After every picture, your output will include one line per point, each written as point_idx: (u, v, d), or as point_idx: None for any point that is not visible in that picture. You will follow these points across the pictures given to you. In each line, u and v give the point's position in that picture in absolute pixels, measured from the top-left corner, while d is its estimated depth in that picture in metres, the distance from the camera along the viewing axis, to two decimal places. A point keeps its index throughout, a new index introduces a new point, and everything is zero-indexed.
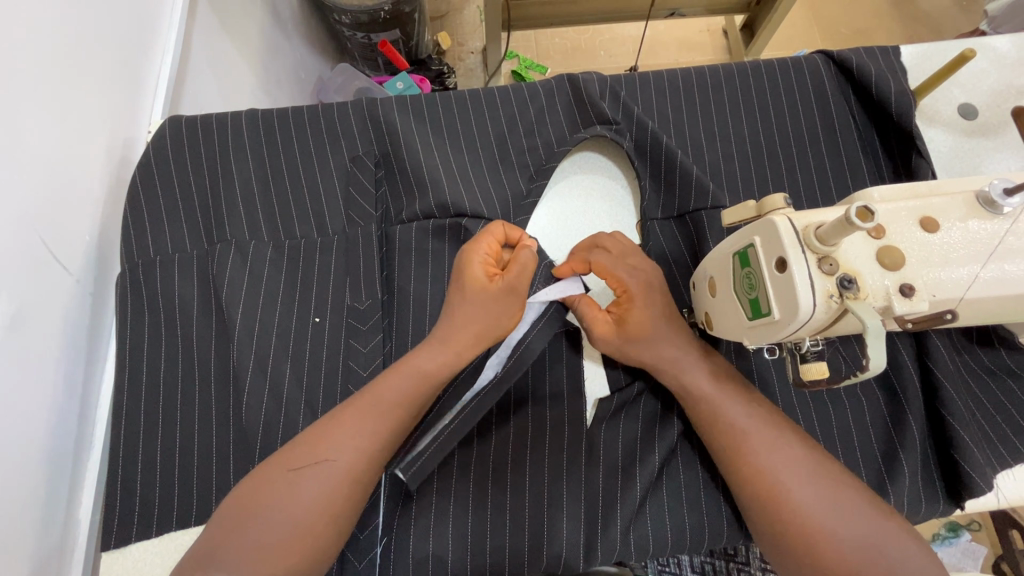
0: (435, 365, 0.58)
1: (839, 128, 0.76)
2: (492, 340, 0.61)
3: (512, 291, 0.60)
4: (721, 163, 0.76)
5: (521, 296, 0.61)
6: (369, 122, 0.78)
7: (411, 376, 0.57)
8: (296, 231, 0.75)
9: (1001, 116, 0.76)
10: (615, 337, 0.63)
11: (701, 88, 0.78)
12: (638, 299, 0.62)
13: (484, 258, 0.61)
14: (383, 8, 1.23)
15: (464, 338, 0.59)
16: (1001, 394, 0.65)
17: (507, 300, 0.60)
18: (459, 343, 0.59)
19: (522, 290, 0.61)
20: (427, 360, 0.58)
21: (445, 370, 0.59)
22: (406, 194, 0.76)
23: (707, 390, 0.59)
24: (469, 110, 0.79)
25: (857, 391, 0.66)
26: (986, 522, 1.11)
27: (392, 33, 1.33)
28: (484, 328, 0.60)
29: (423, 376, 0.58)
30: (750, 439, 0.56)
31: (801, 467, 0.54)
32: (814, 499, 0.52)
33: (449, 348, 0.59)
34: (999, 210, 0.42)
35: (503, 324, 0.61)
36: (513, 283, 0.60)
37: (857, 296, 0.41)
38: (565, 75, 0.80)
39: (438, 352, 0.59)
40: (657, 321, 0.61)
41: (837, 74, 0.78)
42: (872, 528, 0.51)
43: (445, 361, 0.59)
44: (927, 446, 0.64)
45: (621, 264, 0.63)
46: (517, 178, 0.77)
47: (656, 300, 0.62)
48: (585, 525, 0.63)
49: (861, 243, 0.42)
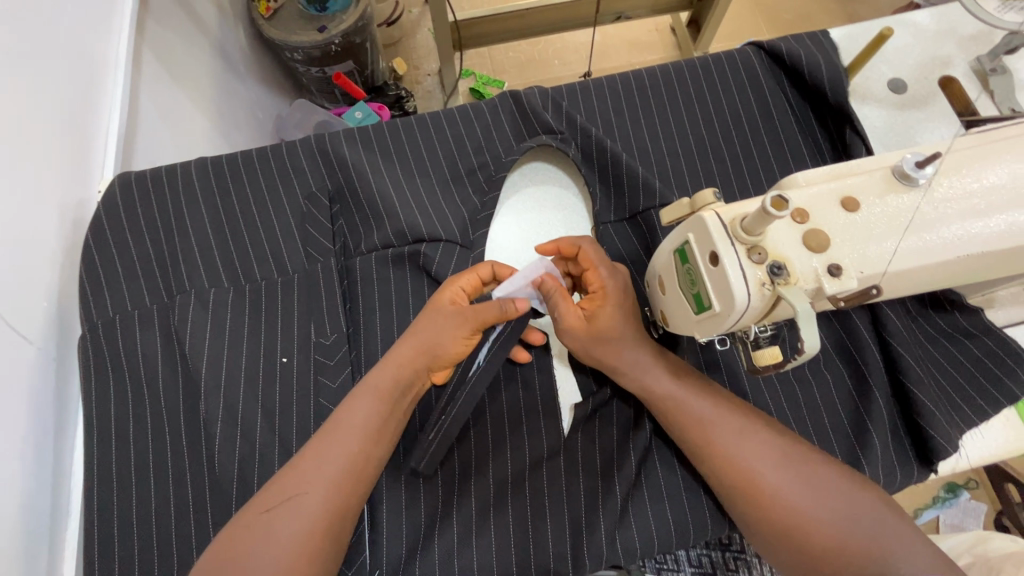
0: (385, 381, 0.58)
1: (776, 115, 0.79)
2: (428, 361, 0.60)
3: (464, 316, 0.60)
4: (667, 160, 0.77)
5: (466, 323, 0.60)
6: (320, 156, 0.79)
7: (367, 395, 0.58)
8: (258, 273, 0.75)
9: (928, 86, 0.79)
10: (585, 326, 0.62)
11: (641, 88, 0.80)
12: (614, 302, 0.62)
13: (463, 289, 0.63)
14: (334, 41, 1.26)
15: (403, 352, 0.59)
16: (958, 354, 0.67)
17: (461, 322, 0.60)
18: (399, 356, 0.59)
19: (473, 321, 0.60)
20: (379, 375, 0.58)
21: (392, 386, 0.58)
22: (363, 225, 0.76)
23: (689, 375, 0.62)
24: (417, 135, 0.80)
25: (821, 368, 0.67)
26: (981, 478, 1.16)
27: (344, 65, 1.36)
28: (428, 342, 0.59)
29: (376, 394, 0.57)
30: (723, 422, 0.58)
31: (771, 449, 0.56)
32: (790, 478, 0.54)
33: (390, 363, 0.59)
34: (916, 181, 0.44)
35: (443, 345, 0.60)
36: (464, 311, 0.60)
37: (787, 282, 0.42)
38: (507, 92, 0.81)
39: (384, 368, 0.59)
40: (621, 320, 0.62)
41: (768, 63, 0.81)
42: (845, 503, 0.53)
43: (389, 377, 0.58)
44: (893, 415, 0.65)
45: (606, 261, 0.64)
46: (471, 195, 0.77)
47: (629, 305, 0.63)
48: (570, 534, 0.63)
49: (787, 228, 0.43)
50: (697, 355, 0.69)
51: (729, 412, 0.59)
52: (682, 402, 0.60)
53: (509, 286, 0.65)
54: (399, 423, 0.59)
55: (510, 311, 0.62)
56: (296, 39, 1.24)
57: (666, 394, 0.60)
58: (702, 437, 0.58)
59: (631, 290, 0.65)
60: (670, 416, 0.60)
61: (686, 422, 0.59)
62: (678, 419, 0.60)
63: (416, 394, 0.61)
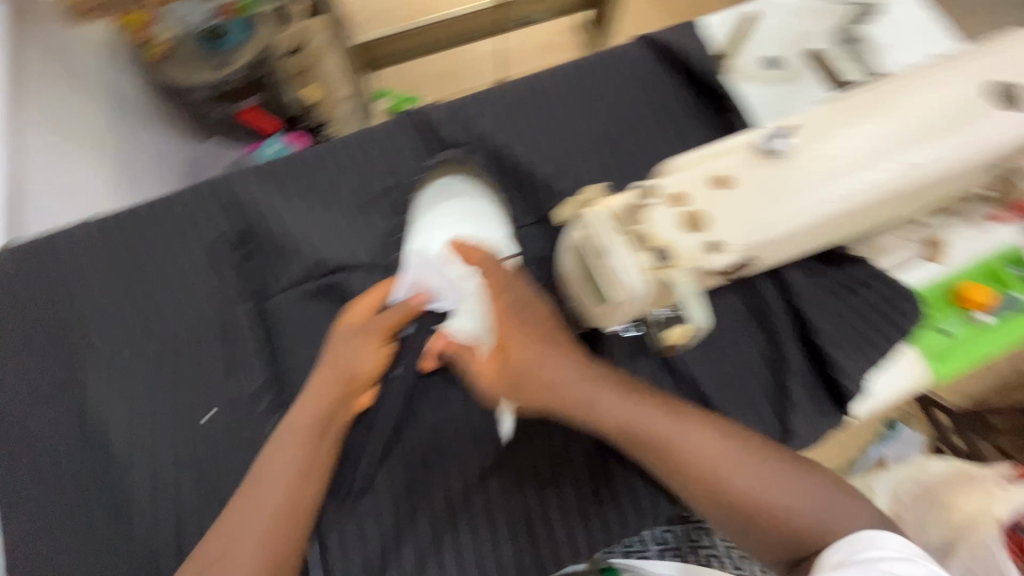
0: (303, 417, 0.58)
1: (668, 104, 0.83)
2: (346, 384, 0.60)
3: (366, 327, 0.62)
4: (574, 158, 0.79)
5: (370, 334, 0.62)
6: (222, 199, 0.76)
7: (290, 435, 0.57)
8: (168, 330, 0.71)
9: (802, 60, 0.85)
10: (497, 370, 0.61)
11: (540, 93, 0.82)
12: (524, 337, 0.61)
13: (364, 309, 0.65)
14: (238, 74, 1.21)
15: (319, 383, 0.60)
16: (860, 304, 0.72)
17: (365, 333, 0.62)
18: (316, 387, 0.60)
19: (376, 329, 0.62)
20: (299, 411, 0.58)
21: (312, 420, 0.58)
22: (276, 264, 0.73)
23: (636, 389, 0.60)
24: (322, 166, 0.79)
25: (739, 337, 0.71)
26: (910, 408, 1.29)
27: (255, 99, 1.31)
28: (340, 364, 0.60)
29: (296, 433, 0.57)
30: (680, 436, 0.57)
31: (729, 454, 0.56)
32: (753, 478, 0.55)
33: (307, 398, 0.59)
34: (777, 155, 0.47)
35: (354, 364, 0.61)
36: (367, 324, 0.62)
37: (674, 265, 0.43)
38: (409, 112, 0.82)
39: (301, 404, 0.59)
40: (536, 355, 0.61)
41: (656, 56, 0.85)
42: (804, 490, 0.55)
43: (309, 411, 0.58)
44: (811, 369, 0.70)
45: (502, 293, 0.63)
46: (385, 219, 0.76)
47: (543, 333, 0.61)
48: (525, 538, 0.65)
49: (667, 214, 0.45)
50: (627, 344, 0.70)
51: (682, 423, 0.58)
52: (637, 425, 0.58)
53: (402, 283, 0.67)
54: (331, 456, 0.59)
55: (411, 303, 0.64)
56: (195, 79, 1.20)
57: (618, 420, 0.58)
58: (665, 459, 0.56)
59: (542, 311, 0.63)
60: (629, 441, 0.58)
61: (646, 446, 0.57)
62: (638, 443, 0.58)
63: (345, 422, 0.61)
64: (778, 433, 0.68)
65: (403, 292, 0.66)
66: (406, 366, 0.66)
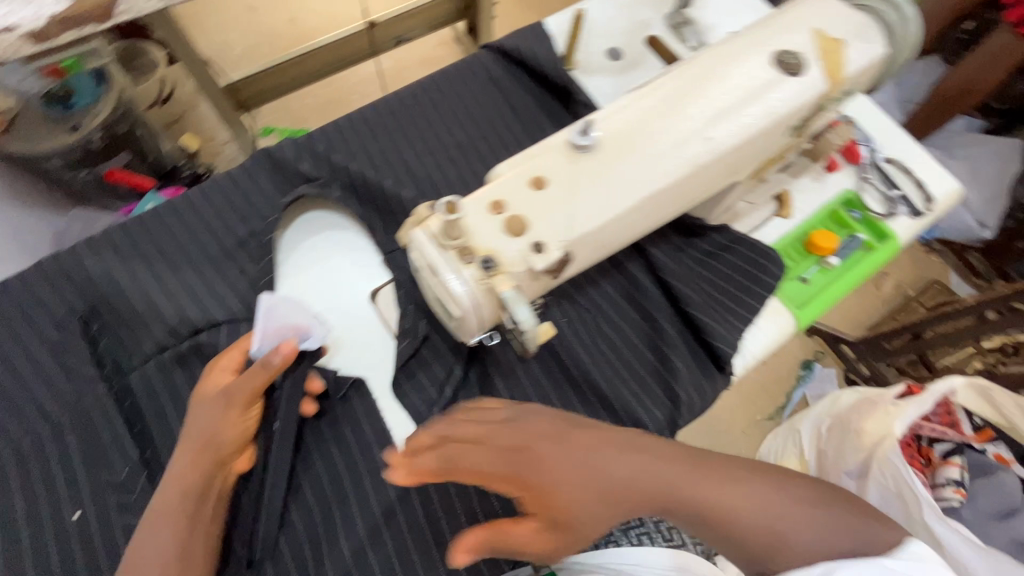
0: (171, 499, 0.53)
1: (521, 106, 0.85)
2: (216, 455, 0.55)
3: (228, 393, 0.58)
4: (437, 174, 0.80)
5: (234, 399, 0.58)
6: (59, 277, 0.70)
7: (158, 523, 0.52)
8: (14, 429, 0.64)
9: (639, 48, 0.90)
10: (554, 537, 0.48)
11: (393, 114, 0.82)
12: (546, 476, 0.48)
13: (226, 371, 0.61)
14: (93, 136, 1.15)
15: (184, 459, 0.55)
16: (723, 269, 0.77)
17: (230, 401, 0.57)
18: (182, 465, 0.55)
19: (243, 394, 0.58)
20: (167, 494, 0.53)
21: (182, 500, 0.53)
22: (131, 336, 0.68)
23: (618, 435, 0.50)
24: (171, 223, 0.74)
25: (618, 321, 0.74)
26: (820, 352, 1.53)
27: (119, 159, 1.25)
28: (206, 437, 0.56)
29: (167, 518, 0.52)
30: (748, 498, 0.49)
31: (790, 506, 0.49)
32: (830, 529, 0.49)
33: (172, 478, 0.54)
34: (587, 149, 0.49)
35: (222, 433, 0.56)
36: (230, 389, 0.58)
37: (499, 272, 0.44)
38: (259, 152, 0.79)
39: (168, 487, 0.54)
40: (576, 493, 0.47)
41: (502, 62, 0.87)
42: (857, 517, 0.50)
43: (177, 492, 0.53)
44: (688, 338, 0.73)
45: (476, 450, 0.50)
46: (247, 266, 0.73)
47: (572, 453, 0.48)
48: (444, 564, 0.63)
49: (488, 222, 0.46)
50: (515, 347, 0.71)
51: (727, 486, 0.49)
52: (714, 507, 0.48)
53: (259, 333, 0.65)
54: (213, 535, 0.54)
55: (275, 362, 0.59)
56: (42, 145, 1.11)
57: (704, 499, 0.48)
58: (740, 527, 0.48)
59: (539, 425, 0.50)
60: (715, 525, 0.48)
61: (734, 526, 0.48)
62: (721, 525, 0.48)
63: (221, 494, 0.56)
64: (671, 406, 0.70)
65: (261, 342, 0.64)
66: (286, 419, 0.63)
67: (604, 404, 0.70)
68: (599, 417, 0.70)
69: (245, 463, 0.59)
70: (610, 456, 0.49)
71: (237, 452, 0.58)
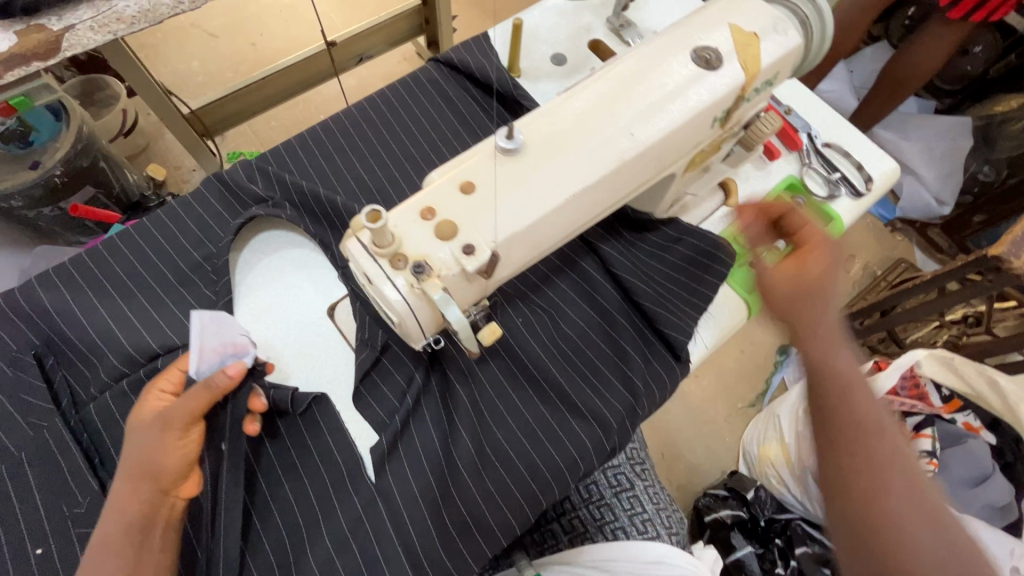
0: (113, 531, 0.54)
1: (469, 115, 0.87)
2: (155, 483, 0.56)
3: (162, 419, 0.58)
4: (389, 186, 0.81)
5: (168, 427, 0.58)
6: (10, 312, 0.69)
7: (101, 555, 0.54)
8: None
9: (582, 52, 0.93)
10: (810, 278, 0.58)
11: (343, 130, 0.83)
12: (812, 247, 0.60)
13: (160, 395, 0.61)
14: (54, 172, 1.14)
15: (122, 490, 0.56)
16: (674, 260, 0.78)
17: (165, 429, 0.58)
18: (123, 495, 0.56)
19: (176, 421, 0.58)
20: (109, 526, 0.55)
21: (123, 530, 0.54)
22: (87, 366, 0.69)
23: (837, 264, 0.59)
24: (124, 252, 0.74)
25: (574, 318, 0.75)
26: None
27: (83, 193, 1.23)
28: (140, 467, 0.56)
29: (110, 549, 0.54)
30: (876, 433, 0.53)
31: (903, 487, 0.50)
32: (911, 506, 0.49)
33: (112, 509, 0.56)
34: (514, 152, 0.51)
35: (159, 461, 0.57)
36: (166, 416, 0.58)
37: (430, 277, 0.46)
38: (211, 176, 0.80)
39: (109, 518, 0.55)
40: (830, 268, 0.58)
41: (448, 74, 0.89)
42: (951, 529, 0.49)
43: (117, 523, 0.54)
44: (644, 329, 0.75)
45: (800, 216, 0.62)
46: (203, 291, 0.74)
47: (828, 258, 0.59)
48: (414, 569, 0.64)
49: (419, 229, 0.48)
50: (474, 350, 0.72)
51: (875, 427, 0.53)
52: (855, 403, 0.54)
53: (196, 354, 0.63)
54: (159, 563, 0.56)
55: (220, 383, 0.61)
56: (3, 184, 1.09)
57: (845, 375, 0.55)
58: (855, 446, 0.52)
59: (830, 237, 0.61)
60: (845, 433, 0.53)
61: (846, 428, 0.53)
62: (838, 427, 0.54)
63: (166, 520, 0.57)
64: (630, 399, 0.71)
65: (199, 363, 0.63)
66: (233, 440, 0.64)
67: (565, 401, 0.71)
68: (560, 414, 0.70)
69: (191, 487, 0.60)
70: (823, 307, 0.57)
71: (179, 477, 0.59)
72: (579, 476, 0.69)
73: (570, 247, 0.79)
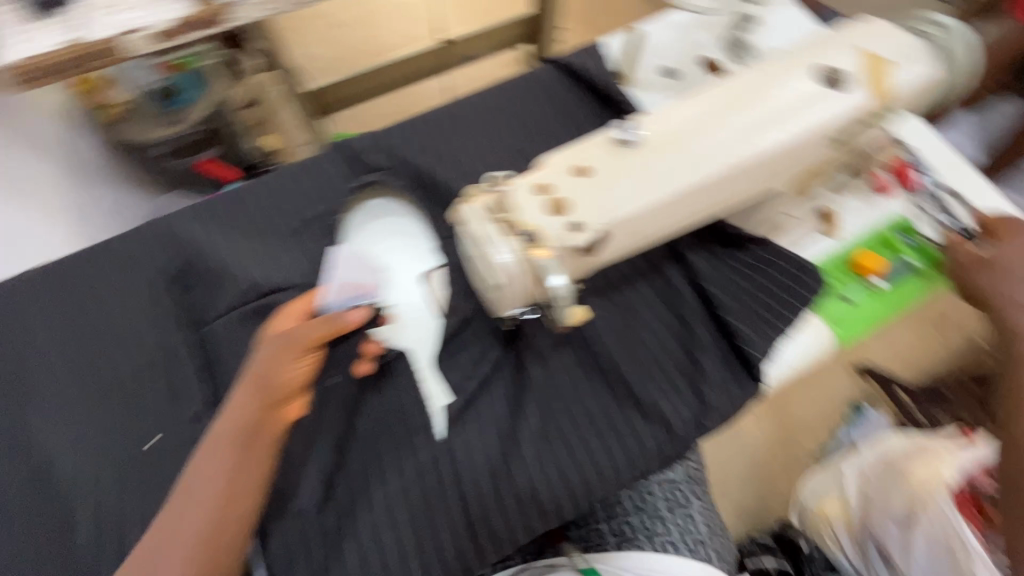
0: (225, 431, 0.60)
1: (576, 116, 0.90)
2: (267, 396, 0.61)
3: (286, 339, 0.63)
4: (492, 173, 0.86)
5: (291, 348, 0.63)
6: (167, 239, 0.82)
7: (212, 452, 0.60)
8: (113, 362, 0.75)
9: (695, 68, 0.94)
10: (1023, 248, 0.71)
11: (458, 117, 0.89)
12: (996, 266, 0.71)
13: (293, 317, 0.67)
14: (189, 130, 1.31)
15: (241, 396, 0.61)
16: (762, 280, 0.78)
17: (283, 348, 0.63)
18: (240, 401, 0.61)
19: (295, 344, 0.63)
20: (223, 427, 0.60)
21: (234, 434, 0.60)
22: (213, 292, 0.77)
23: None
24: (258, 200, 0.84)
25: (653, 321, 0.76)
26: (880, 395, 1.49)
27: (209, 152, 1.37)
28: (259, 379, 0.61)
29: (220, 447, 0.60)
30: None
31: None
32: None
33: (230, 411, 0.61)
34: (631, 143, 0.54)
35: (275, 376, 0.61)
36: (288, 336, 0.63)
37: (539, 246, 0.50)
38: (337, 143, 0.89)
39: (226, 418, 0.61)
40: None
41: (562, 75, 0.93)
42: None
43: (233, 426, 0.60)
44: (721, 343, 0.75)
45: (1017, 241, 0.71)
46: (313, 239, 0.80)
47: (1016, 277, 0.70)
48: (466, 529, 0.67)
49: (533, 202, 0.51)
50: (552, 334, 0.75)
51: None
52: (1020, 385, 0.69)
53: (333, 288, 0.69)
54: (258, 473, 0.60)
55: (343, 323, 0.66)
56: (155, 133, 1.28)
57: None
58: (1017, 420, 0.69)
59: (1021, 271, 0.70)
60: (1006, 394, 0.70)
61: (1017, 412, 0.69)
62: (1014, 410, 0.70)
63: (271, 435, 0.61)
64: (698, 407, 0.72)
65: (333, 296, 0.69)
66: (342, 375, 0.71)
67: (634, 399, 0.72)
68: (626, 410, 0.72)
69: (296, 410, 0.63)
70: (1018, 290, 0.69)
71: (287, 397, 0.62)
72: (635, 474, 0.70)
73: (655, 251, 0.79)
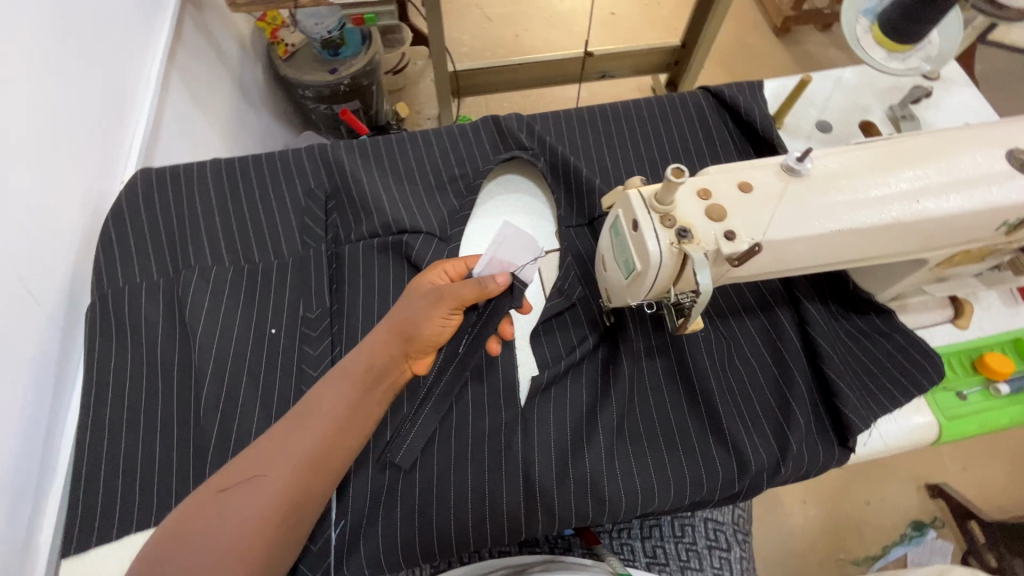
0: (356, 362, 0.59)
1: (718, 146, 0.92)
2: (407, 342, 0.61)
3: (438, 292, 0.63)
4: (624, 178, 0.89)
5: (442, 303, 0.62)
6: (322, 162, 0.90)
7: (338, 379, 0.58)
8: (256, 256, 0.84)
9: (851, 128, 0.92)
10: None
11: (604, 119, 0.93)
12: None
13: (444, 275, 0.69)
14: (343, 82, 1.40)
15: (381, 332, 0.60)
16: (873, 349, 0.76)
17: (437, 302, 0.63)
18: (379, 339, 0.60)
19: (447, 300, 0.63)
20: (354, 360, 0.59)
21: (365, 366, 0.58)
22: (354, 219, 0.86)
23: None
24: (407, 149, 0.92)
25: (749, 357, 0.76)
26: (947, 520, 1.38)
27: (352, 104, 1.49)
28: (403, 324, 0.60)
29: (349, 378, 0.57)
30: None
31: None
32: None
33: (365, 344, 0.60)
34: (797, 172, 0.55)
35: (419, 326, 0.61)
36: (441, 290, 0.63)
37: (692, 242, 0.52)
38: (490, 116, 0.94)
39: (358, 350, 0.60)
40: None
41: (713, 105, 0.95)
42: None
43: (366, 360, 0.59)
44: (816, 398, 0.74)
45: None
46: (449, 199, 0.88)
47: None
48: (524, 496, 0.69)
49: (693, 203, 0.54)
50: (648, 341, 0.77)
51: None
52: None
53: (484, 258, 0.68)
54: (372, 411, 0.59)
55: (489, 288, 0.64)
56: (308, 78, 1.38)
57: None
58: None
59: None
60: None
61: None
62: None
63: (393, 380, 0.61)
64: (778, 452, 0.71)
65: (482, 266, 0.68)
66: (474, 346, 0.72)
67: (714, 426, 0.72)
68: (703, 432, 0.72)
69: (423, 366, 0.66)
70: None
71: (422, 351, 0.63)
72: (697, 496, 0.70)
73: (769, 291, 0.79)
